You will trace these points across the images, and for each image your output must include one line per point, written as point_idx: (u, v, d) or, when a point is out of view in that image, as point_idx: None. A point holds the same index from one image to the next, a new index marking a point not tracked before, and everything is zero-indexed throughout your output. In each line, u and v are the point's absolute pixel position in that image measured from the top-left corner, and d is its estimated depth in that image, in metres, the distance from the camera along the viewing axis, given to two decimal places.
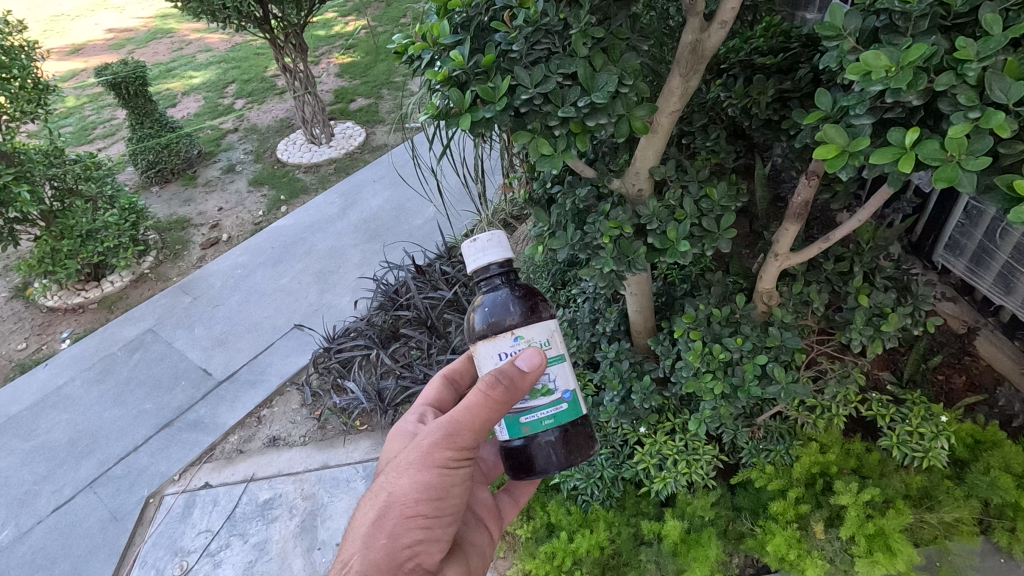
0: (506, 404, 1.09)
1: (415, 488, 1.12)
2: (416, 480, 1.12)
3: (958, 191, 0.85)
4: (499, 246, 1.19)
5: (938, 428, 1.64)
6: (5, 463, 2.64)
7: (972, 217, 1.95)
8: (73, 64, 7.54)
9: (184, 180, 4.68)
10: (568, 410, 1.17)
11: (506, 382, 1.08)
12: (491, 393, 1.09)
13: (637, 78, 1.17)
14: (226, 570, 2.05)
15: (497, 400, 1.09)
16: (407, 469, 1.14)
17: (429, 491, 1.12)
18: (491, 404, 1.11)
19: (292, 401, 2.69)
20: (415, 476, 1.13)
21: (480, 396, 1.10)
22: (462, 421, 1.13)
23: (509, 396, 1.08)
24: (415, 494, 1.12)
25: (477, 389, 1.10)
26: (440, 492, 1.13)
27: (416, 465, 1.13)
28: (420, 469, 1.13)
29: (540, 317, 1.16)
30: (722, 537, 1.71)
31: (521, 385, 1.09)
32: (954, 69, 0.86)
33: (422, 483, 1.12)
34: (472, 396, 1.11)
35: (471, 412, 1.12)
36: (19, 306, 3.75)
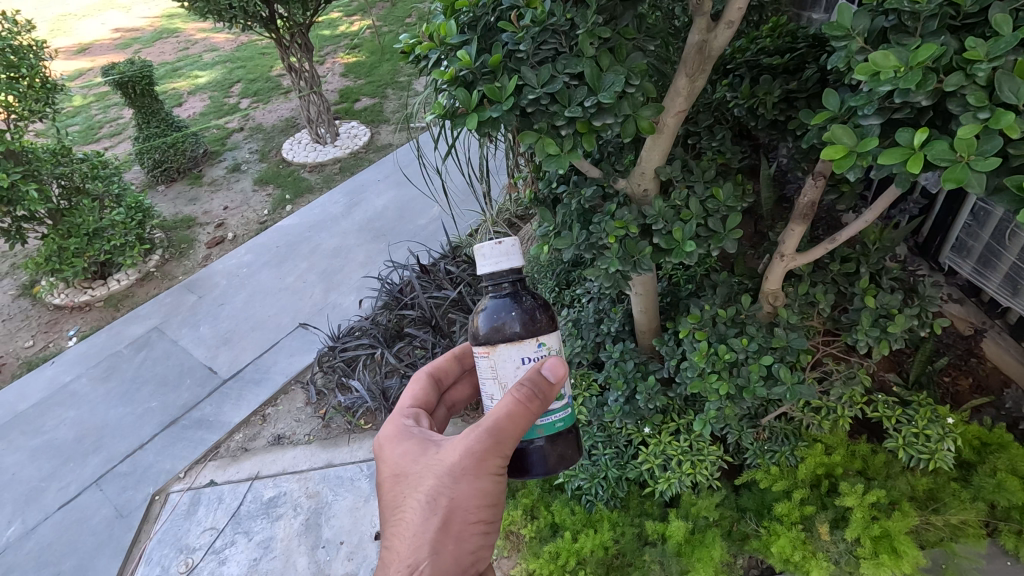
0: (539, 412, 1.10)
1: (471, 499, 1.08)
2: (471, 491, 1.08)
3: (967, 191, 0.84)
4: (516, 253, 1.21)
5: (945, 430, 1.61)
6: (13, 459, 2.66)
7: (980, 219, 1.94)
8: (80, 63, 7.58)
9: (190, 179, 4.70)
10: (573, 415, 1.21)
11: (536, 386, 1.09)
12: (532, 397, 1.08)
13: (643, 78, 1.17)
14: (231, 567, 2.06)
15: (535, 402, 1.08)
16: (455, 482, 1.08)
17: (486, 499, 1.09)
18: (533, 408, 1.09)
19: (296, 400, 2.69)
20: (469, 487, 1.08)
21: (524, 401, 1.07)
22: (507, 427, 1.08)
23: (542, 407, 1.10)
24: (470, 504, 1.08)
25: (519, 395, 1.07)
26: (495, 497, 1.11)
27: (465, 475, 1.08)
28: (473, 479, 1.08)
29: (554, 325, 1.20)
30: (727, 538, 1.70)
31: (549, 394, 1.11)
32: (964, 70, 0.86)
33: (478, 494, 1.08)
34: (515, 403, 1.07)
35: (521, 418, 1.08)
36: (26, 304, 3.77)
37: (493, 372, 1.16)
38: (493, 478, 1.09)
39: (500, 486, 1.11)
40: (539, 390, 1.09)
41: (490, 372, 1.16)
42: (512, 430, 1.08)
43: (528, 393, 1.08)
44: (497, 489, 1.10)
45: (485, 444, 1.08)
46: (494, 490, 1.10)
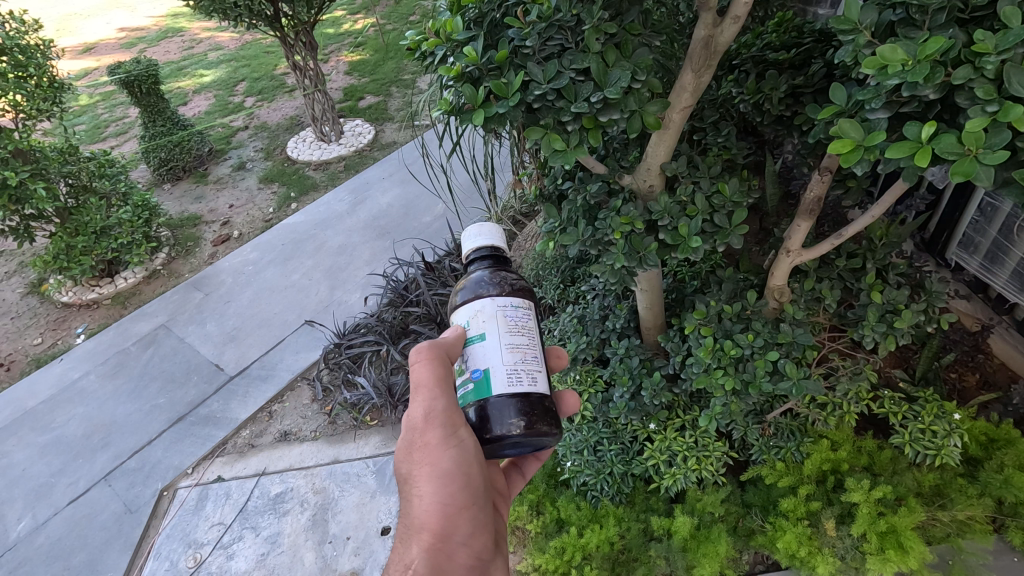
0: (448, 365, 1.14)
1: (437, 484, 1.11)
2: (436, 476, 1.10)
3: (975, 185, 0.85)
4: (474, 236, 1.24)
5: (951, 426, 1.61)
6: (22, 455, 2.68)
7: (987, 214, 1.93)
8: (86, 63, 7.61)
9: (196, 178, 4.72)
10: (477, 389, 1.09)
11: (430, 347, 1.14)
12: (430, 359, 1.12)
13: (649, 73, 1.16)
14: (239, 563, 2.07)
15: (431, 360, 1.12)
16: (421, 474, 1.12)
17: (452, 477, 1.11)
18: (439, 368, 1.12)
19: (303, 396, 2.71)
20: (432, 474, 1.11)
21: (427, 368, 1.11)
22: (430, 400, 1.12)
23: (447, 357, 1.14)
24: (440, 488, 1.11)
25: (418, 364, 1.12)
26: (462, 474, 1.12)
27: (423, 464, 1.11)
28: (432, 465, 1.11)
29: (471, 300, 1.16)
30: (732, 533, 1.71)
31: (448, 347, 1.14)
32: (972, 62, 0.85)
33: (441, 476, 1.10)
34: (421, 375, 1.11)
35: (444, 384, 1.12)
36: (34, 302, 3.80)
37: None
38: (450, 454, 1.11)
39: (463, 461, 1.11)
40: (440, 350, 1.14)
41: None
42: (435, 398, 1.12)
43: (427, 358, 1.12)
44: (461, 463, 1.11)
45: (419, 424, 1.12)
46: (457, 466, 1.11)
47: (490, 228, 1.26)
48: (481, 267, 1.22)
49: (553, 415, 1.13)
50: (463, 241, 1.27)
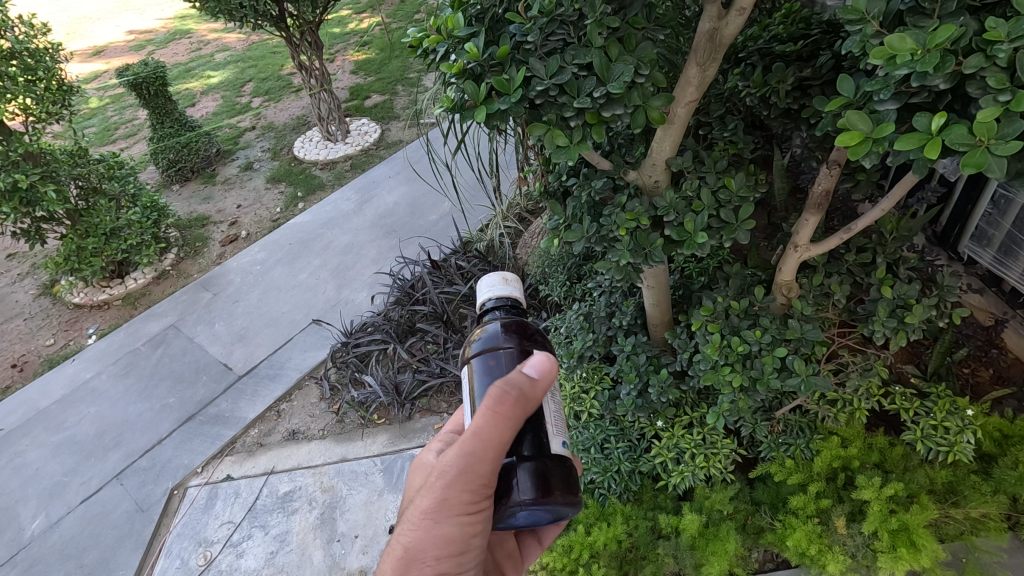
0: (514, 424, 1.01)
1: (429, 541, 1.05)
2: (434, 533, 1.04)
3: (988, 177, 0.83)
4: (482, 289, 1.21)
5: (964, 422, 1.57)
6: (36, 455, 2.71)
7: (1001, 207, 1.91)
8: (96, 65, 7.69)
9: (204, 178, 4.74)
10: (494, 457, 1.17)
11: (513, 404, 1.00)
12: (503, 419, 1.00)
13: (653, 68, 1.15)
14: (248, 561, 2.09)
15: (506, 421, 1.00)
16: (419, 524, 1.06)
17: (447, 542, 1.05)
18: (506, 432, 1.01)
19: (311, 395, 2.72)
20: (432, 529, 1.04)
21: (494, 427, 1.00)
22: (476, 459, 1.01)
23: (515, 412, 1.01)
24: (431, 550, 1.05)
25: (484, 413, 1.00)
26: (462, 544, 1.05)
27: (429, 516, 1.05)
28: (435, 521, 1.04)
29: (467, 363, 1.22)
30: (742, 531, 1.70)
31: (530, 396, 1.03)
32: (983, 51, 0.83)
33: (438, 537, 1.04)
34: (481, 428, 1.00)
35: (488, 444, 1.00)
36: (47, 303, 3.85)
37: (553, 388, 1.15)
38: (457, 520, 1.04)
39: (467, 533, 1.05)
40: (522, 409, 1.01)
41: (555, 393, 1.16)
42: (481, 460, 1.01)
43: (502, 413, 1.00)
44: (464, 534, 1.04)
45: (451, 474, 1.02)
46: (459, 534, 1.04)
47: (481, 282, 1.21)
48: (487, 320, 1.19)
49: (553, 477, 1.06)
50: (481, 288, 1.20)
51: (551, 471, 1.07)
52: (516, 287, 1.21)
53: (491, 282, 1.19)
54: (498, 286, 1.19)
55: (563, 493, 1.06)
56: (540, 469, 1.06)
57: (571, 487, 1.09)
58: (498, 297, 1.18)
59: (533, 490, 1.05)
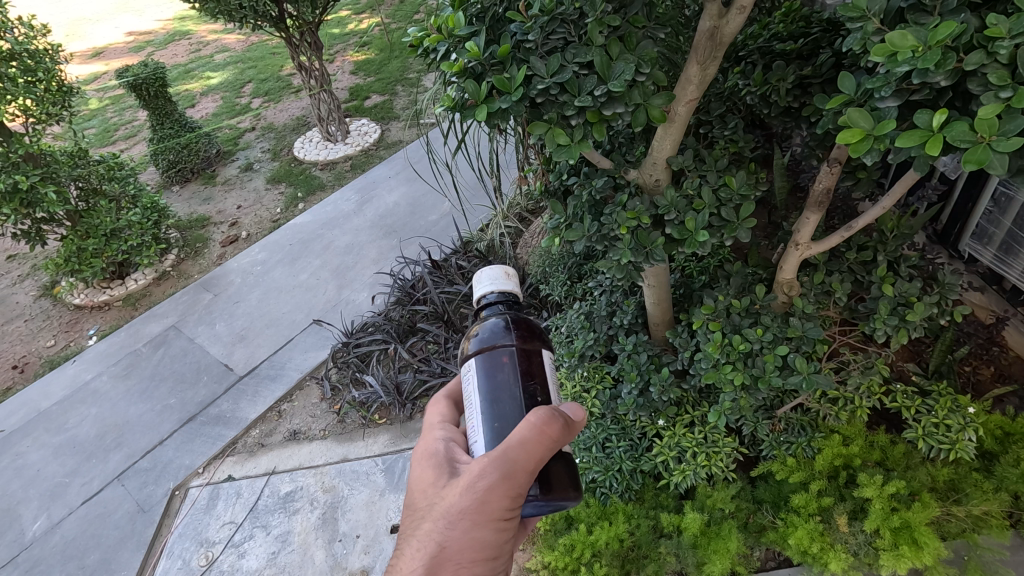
0: (558, 441, 1.01)
1: (462, 545, 0.99)
2: (470, 537, 0.99)
3: (989, 174, 0.83)
4: (481, 282, 1.21)
5: (965, 420, 1.57)
6: (37, 456, 2.72)
7: (1001, 205, 1.91)
8: (95, 66, 7.70)
9: (204, 179, 4.74)
10: None
11: (558, 423, 1.01)
12: (549, 431, 1.00)
13: (654, 66, 1.15)
14: (250, 561, 2.09)
15: (552, 434, 1.00)
16: (454, 527, 0.99)
17: (481, 547, 0.99)
18: (550, 447, 1.00)
19: (312, 395, 2.72)
20: (468, 532, 0.99)
21: (541, 437, 0.99)
22: (518, 466, 0.98)
23: (560, 431, 1.01)
24: (465, 555, 0.99)
25: (533, 425, 0.99)
26: (495, 550, 1.00)
27: (462, 518, 0.99)
28: (472, 525, 0.98)
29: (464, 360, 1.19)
30: (744, 530, 1.70)
31: (571, 421, 1.04)
32: (984, 47, 0.83)
33: (473, 541, 0.99)
34: (529, 437, 0.98)
35: (533, 453, 0.98)
36: (47, 304, 3.85)
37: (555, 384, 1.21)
38: (496, 525, 0.99)
39: (501, 539, 1.01)
40: (564, 427, 1.03)
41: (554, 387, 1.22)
42: (524, 467, 0.98)
43: (547, 428, 1.00)
44: (498, 542, 1.00)
45: (492, 477, 0.98)
46: (494, 541, 1.00)
47: (479, 276, 1.22)
48: (491, 314, 1.20)
49: (563, 477, 1.09)
50: (479, 283, 1.22)
51: (561, 472, 1.09)
52: (514, 284, 1.25)
53: (493, 275, 1.21)
54: (499, 281, 1.21)
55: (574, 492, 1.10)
56: (550, 468, 1.08)
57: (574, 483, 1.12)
58: (499, 292, 1.20)
59: (543, 489, 1.07)
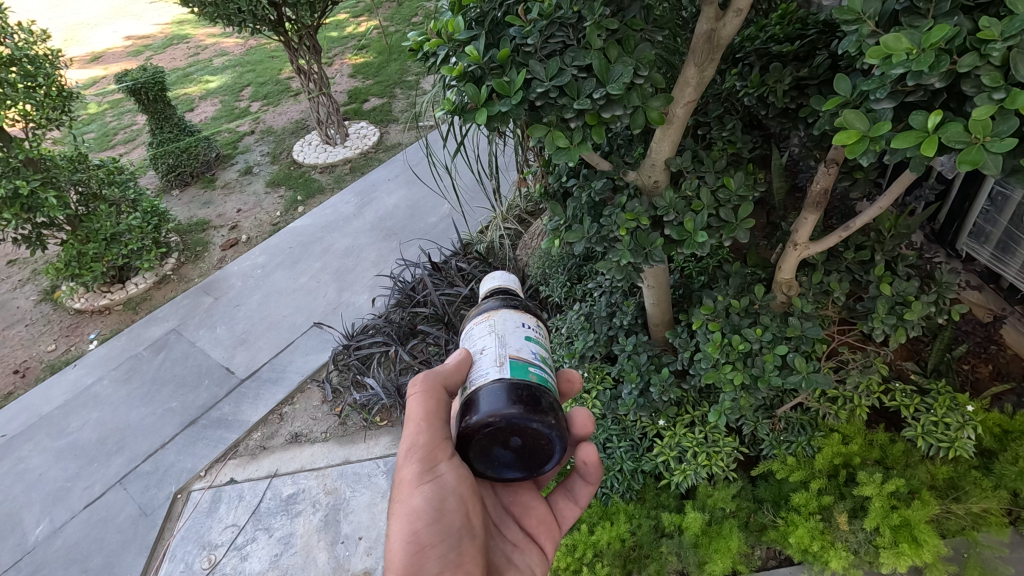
0: (434, 391, 1.19)
1: (404, 520, 1.13)
2: (406, 510, 1.14)
3: (984, 174, 0.84)
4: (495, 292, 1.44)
5: (964, 418, 1.58)
6: (39, 460, 2.72)
7: (998, 204, 1.92)
8: (94, 71, 7.71)
9: (204, 183, 4.75)
10: None
11: (422, 375, 1.21)
12: (417, 386, 1.20)
13: (652, 68, 1.15)
14: (253, 564, 2.09)
15: (420, 388, 1.19)
16: (395, 512, 1.16)
17: (421, 513, 1.13)
18: (428, 400, 1.19)
19: (313, 398, 2.73)
20: (405, 504, 1.15)
21: (415, 398, 1.19)
22: (413, 431, 1.18)
23: (433, 376, 1.20)
24: (406, 526, 1.13)
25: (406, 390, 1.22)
26: (434, 509, 1.14)
27: (398, 499, 1.17)
28: (404, 500, 1.15)
29: None
30: (745, 529, 1.71)
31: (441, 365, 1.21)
32: (978, 50, 0.84)
33: (410, 512, 1.14)
34: (408, 407, 1.20)
35: (417, 418, 1.18)
36: (48, 308, 3.85)
37: (489, 330, 1.19)
38: (423, 489, 1.14)
39: (435, 498, 1.14)
40: (431, 376, 1.20)
41: (489, 329, 1.18)
42: (417, 430, 1.18)
43: (414, 387, 1.20)
44: (432, 500, 1.14)
45: (400, 452, 1.18)
46: (429, 502, 1.14)
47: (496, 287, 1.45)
48: None
49: (520, 393, 1.08)
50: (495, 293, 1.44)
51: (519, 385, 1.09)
52: (499, 280, 1.33)
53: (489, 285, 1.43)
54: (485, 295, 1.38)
55: (535, 404, 1.08)
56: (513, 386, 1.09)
57: (533, 400, 1.08)
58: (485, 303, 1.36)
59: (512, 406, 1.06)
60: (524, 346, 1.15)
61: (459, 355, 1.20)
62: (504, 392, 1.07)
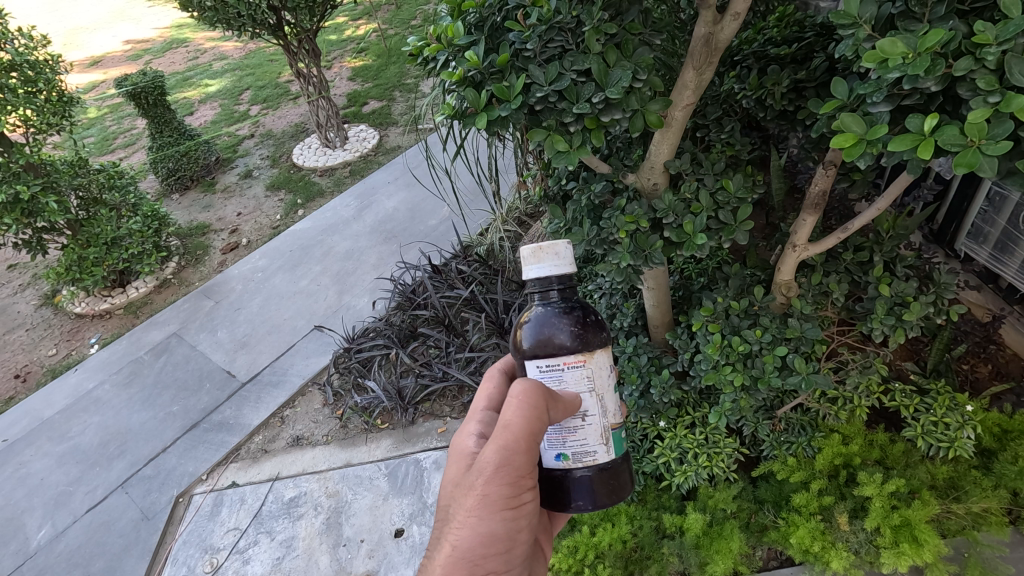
0: (541, 419, 1.06)
1: (476, 541, 1.09)
2: (479, 531, 1.09)
3: (980, 176, 0.85)
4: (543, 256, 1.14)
5: (964, 418, 1.59)
6: (41, 465, 2.72)
7: (996, 204, 1.93)
8: (94, 75, 7.73)
9: (203, 186, 4.77)
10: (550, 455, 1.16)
11: (535, 394, 1.06)
12: (529, 405, 1.05)
13: (651, 72, 1.17)
14: (255, 567, 2.09)
15: (532, 411, 1.04)
16: (463, 523, 1.10)
17: (494, 540, 1.10)
18: (533, 423, 1.05)
19: (314, 401, 2.73)
20: (480, 526, 1.09)
21: (520, 413, 1.04)
22: (510, 453, 1.07)
23: (542, 401, 1.06)
24: (476, 547, 1.09)
25: (508, 404, 1.07)
26: (506, 539, 1.11)
27: (471, 513, 1.10)
28: (479, 518, 1.09)
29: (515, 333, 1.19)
30: (745, 529, 1.71)
31: (553, 407, 1.08)
32: (972, 54, 0.85)
33: (484, 534, 1.09)
34: (509, 421, 1.06)
35: (518, 438, 1.06)
36: (48, 313, 3.86)
37: (589, 383, 1.12)
38: (503, 516, 1.10)
39: (510, 529, 1.11)
40: (541, 395, 1.07)
41: (590, 384, 1.11)
42: (515, 453, 1.07)
43: (525, 403, 1.05)
44: (508, 530, 1.11)
45: (490, 469, 1.08)
46: (505, 532, 1.10)
47: (551, 251, 1.14)
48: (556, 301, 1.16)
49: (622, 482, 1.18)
50: (545, 262, 1.14)
51: (622, 472, 1.17)
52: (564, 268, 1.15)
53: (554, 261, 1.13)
54: (527, 266, 1.15)
55: (627, 490, 1.18)
56: (618, 475, 1.16)
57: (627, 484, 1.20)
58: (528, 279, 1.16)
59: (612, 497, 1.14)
60: (616, 404, 1.17)
61: (571, 400, 1.10)
62: (606, 469, 1.14)
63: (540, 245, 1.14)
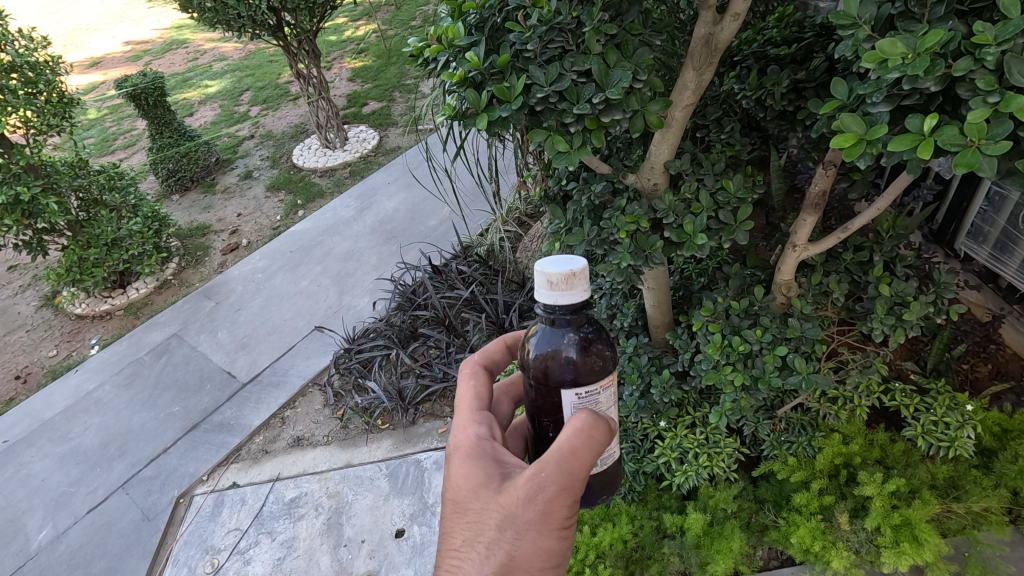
0: (602, 442, 1.03)
1: (534, 559, 1.01)
2: (537, 547, 1.01)
3: (979, 176, 0.85)
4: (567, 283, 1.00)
5: (963, 417, 1.59)
6: (42, 465, 2.72)
7: (996, 204, 1.93)
8: (94, 76, 7.74)
9: (203, 187, 4.77)
10: None
11: (600, 422, 1.02)
12: (596, 431, 1.01)
13: (651, 72, 1.17)
14: (255, 568, 2.09)
15: (599, 437, 1.01)
16: (519, 539, 1.01)
17: (550, 558, 1.02)
18: (597, 445, 1.01)
19: (315, 402, 2.74)
20: (537, 542, 1.01)
21: (585, 436, 1.00)
22: (577, 471, 1.00)
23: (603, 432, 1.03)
24: (533, 564, 1.01)
25: (578, 433, 0.99)
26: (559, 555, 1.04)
27: (529, 529, 1.00)
28: (538, 535, 1.01)
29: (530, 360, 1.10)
30: (745, 529, 1.72)
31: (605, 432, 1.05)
32: (972, 54, 0.85)
33: (542, 552, 1.01)
34: (575, 442, 0.99)
35: (584, 456, 1.00)
36: (48, 314, 3.86)
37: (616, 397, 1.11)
38: (561, 533, 1.02)
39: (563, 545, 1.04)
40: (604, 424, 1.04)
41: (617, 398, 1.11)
42: (581, 471, 1.01)
43: (588, 428, 1.01)
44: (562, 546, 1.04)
45: (554, 489, 0.99)
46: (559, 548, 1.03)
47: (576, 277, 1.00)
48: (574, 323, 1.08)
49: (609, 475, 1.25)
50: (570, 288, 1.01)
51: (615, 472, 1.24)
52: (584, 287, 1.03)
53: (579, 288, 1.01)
54: (549, 292, 1.01)
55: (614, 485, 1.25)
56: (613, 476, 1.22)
57: None
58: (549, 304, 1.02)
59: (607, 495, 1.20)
60: None
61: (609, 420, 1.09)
62: (612, 474, 1.19)
63: (575, 271, 1.00)
